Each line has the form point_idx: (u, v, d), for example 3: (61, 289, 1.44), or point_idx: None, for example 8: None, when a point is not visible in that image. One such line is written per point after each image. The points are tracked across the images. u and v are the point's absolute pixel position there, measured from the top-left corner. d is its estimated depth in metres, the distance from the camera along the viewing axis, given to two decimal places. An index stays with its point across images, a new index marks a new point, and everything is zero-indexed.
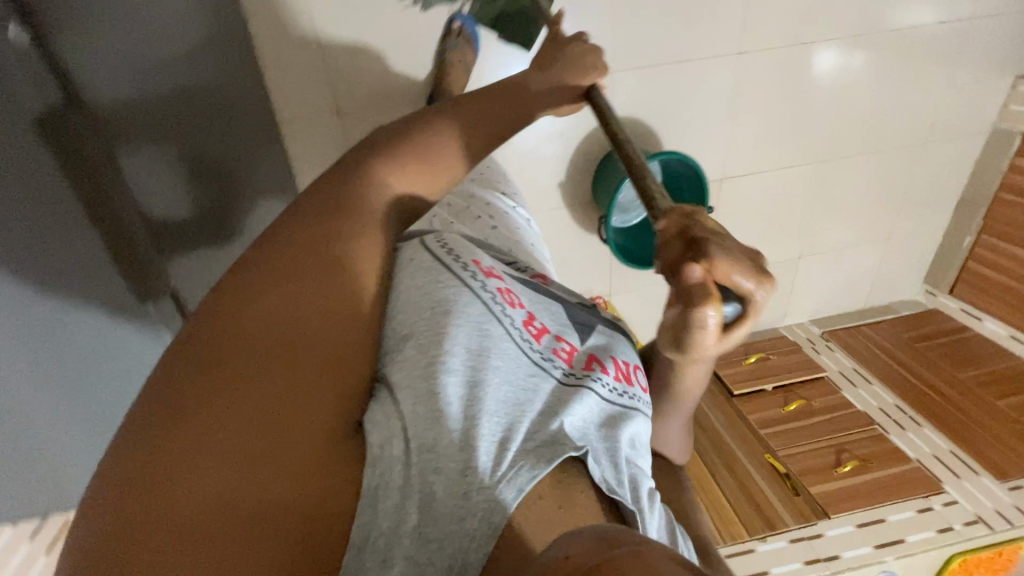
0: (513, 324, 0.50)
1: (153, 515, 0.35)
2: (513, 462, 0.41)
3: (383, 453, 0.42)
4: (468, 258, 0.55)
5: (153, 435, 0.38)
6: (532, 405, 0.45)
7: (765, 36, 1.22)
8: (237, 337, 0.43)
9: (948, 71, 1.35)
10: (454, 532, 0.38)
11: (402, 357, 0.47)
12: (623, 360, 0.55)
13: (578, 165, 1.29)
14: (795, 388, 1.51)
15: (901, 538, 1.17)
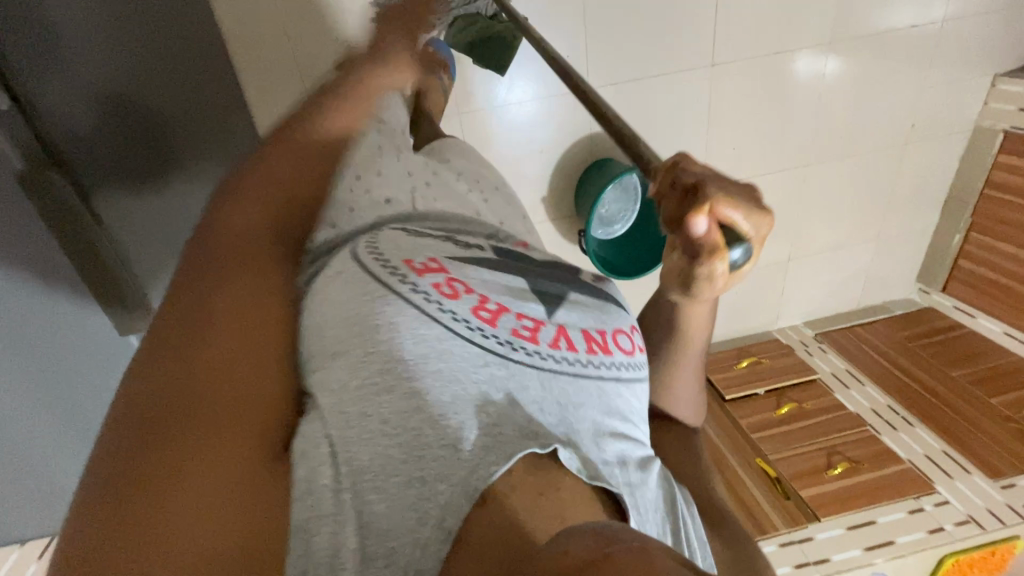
0: (457, 315, 0.45)
1: (110, 532, 0.32)
2: (461, 474, 0.39)
3: (312, 486, 0.38)
4: (398, 260, 0.49)
5: (115, 450, 0.36)
6: (485, 401, 0.43)
7: (738, 48, 1.25)
8: (184, 353, 0.42)
9: (923, 73, 1.37)
10: (404, 543, 0.37)
11: (328, 376, 0.43)
12: (597, 330, 0.51)
13: (560, 178, 1.33)
14: (787, 391, 1.51)
15: (891, 540, 1.18)
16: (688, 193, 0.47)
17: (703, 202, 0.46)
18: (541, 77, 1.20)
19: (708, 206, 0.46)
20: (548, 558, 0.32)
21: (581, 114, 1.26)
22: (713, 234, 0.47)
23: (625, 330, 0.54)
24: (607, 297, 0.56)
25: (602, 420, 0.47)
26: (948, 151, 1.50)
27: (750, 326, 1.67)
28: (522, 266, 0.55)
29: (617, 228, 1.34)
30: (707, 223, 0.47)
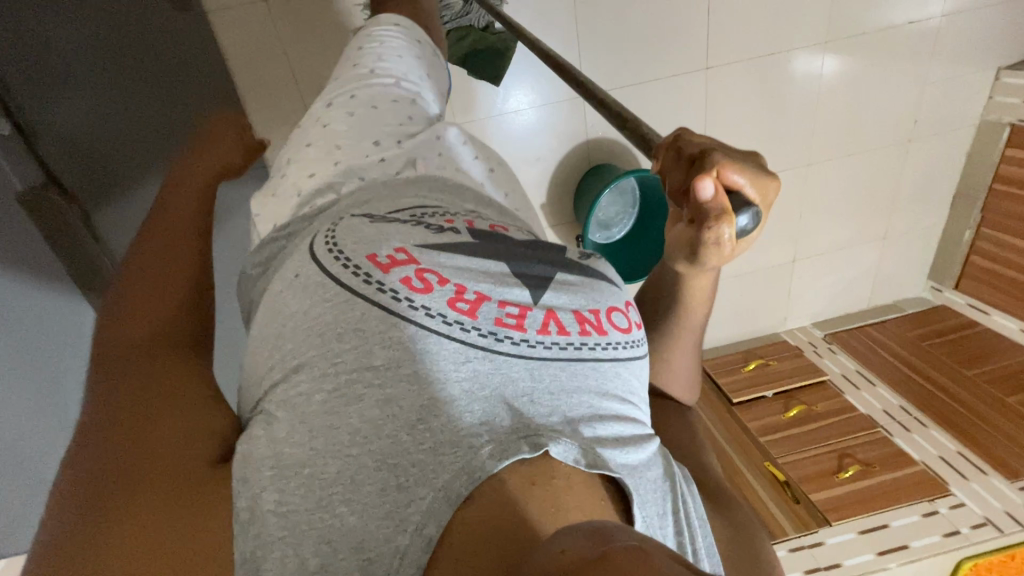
0: (431, 310, 0.42)
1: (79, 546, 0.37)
2: (444, 483, 0.36)
3: (257, 511, 0.37)
4: (361, 258, 0.45)
5: (78, 474, 0.40)
6: (468, 401, 0.39)
7: (732, 50, 1.25)
8: (112, 391, 0.44)
9: (923, 69, 1.36)
10: (383, 553, 0.34)
11: (291, 388, 0.41)
12: (590, 310, 0.47)
13: (558, 184, 1.33)
14: (796, 393, 1.49)
15: (905, 544, 1.16)
16: (693, 161, 0.48)
17: (708, 164, 0.46)
18: (539, 82, 1.21)
19: (714, 167, 0.46)
20: (546, 557, 0.30)
21: (577, 120, 1.27)
22: (721, 198, 0.46)
23: (621, 308, 0.50)
24: (598, 276, 0.51)
25: (601, 403, 0.43)
26: (954, 145, 1.48)
27: (756, 328, 1.65)
28: (503, 247, 0.49)
29: (620, 231, 1.34)
30: (714, 187, 0.46)
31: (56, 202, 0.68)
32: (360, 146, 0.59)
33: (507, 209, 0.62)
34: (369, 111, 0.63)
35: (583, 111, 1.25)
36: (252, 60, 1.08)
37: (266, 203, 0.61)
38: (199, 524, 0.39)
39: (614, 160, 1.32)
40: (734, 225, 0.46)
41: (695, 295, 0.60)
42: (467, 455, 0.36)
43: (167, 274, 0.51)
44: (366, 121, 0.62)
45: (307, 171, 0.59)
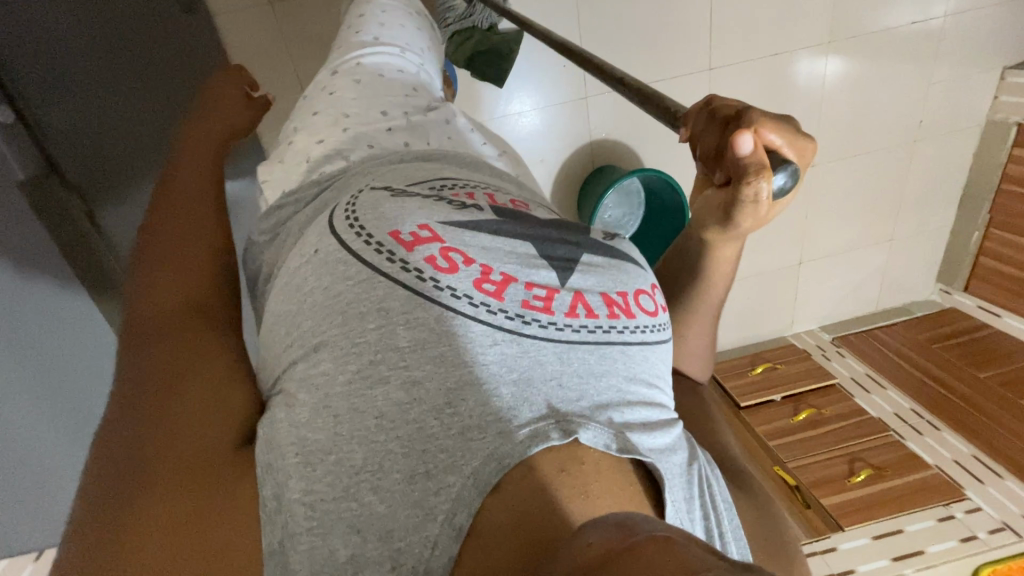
0: (457, 291, 0.41)
1: (102, 525, 0.37)
2: (473, 472, 0.35)
3: (283, 502, 0.36)
4: (383, 234, 0.44)
5: (100, 455, 0.40)
6: (499, 381, 0.38)
7: (735, 51, 1.25)
8: (132, 376, 0.44)
9: (927, 70, 1.35)
10: (412, 543, 0.34)
11: (313, 368, 0.40)
12: (618, 292, 0.47)
13: (562, 184, 1.33)
14: (806, 397, 1.46)
15: (920, 549, 1.13)
16: (727, 122, 0.48)
17: (746, 121, 0.46)
18: (542, 83, 1.21)
19: (752, 124, 0.46)
20: (570, 555, 0.29)
21: (581, 121, 1.26)
22: (761, 154, 0.45)
23: (647, 290, 0.49)
24: (624, 258, 0.51)
25: (630, 388, 0.42)
26: (961, 146, 1.47)
27: (763, 331, 1.64)
28: (529, 227, 0.49)
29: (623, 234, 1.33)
30: (754, 142, 0.45)
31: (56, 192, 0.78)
32: (368, 115, 0.60)
33: (526, 187, 0.61)
34: (375, 78, 0.65)
35: (587, 111, 1.25)
36: (259, 62, 1.10)
37: (274, 168, 0.60)
38: (218, 501, 0.38)
39: (618, 161, 1.31)
40: (775, 180, 0.45)
41: (715, 273, 0.60)
42: (497, 441, 0.36)
43: (183, 262, 0.52)
44: (372, 91, 0.63)
45: (316, 136, 0.58)
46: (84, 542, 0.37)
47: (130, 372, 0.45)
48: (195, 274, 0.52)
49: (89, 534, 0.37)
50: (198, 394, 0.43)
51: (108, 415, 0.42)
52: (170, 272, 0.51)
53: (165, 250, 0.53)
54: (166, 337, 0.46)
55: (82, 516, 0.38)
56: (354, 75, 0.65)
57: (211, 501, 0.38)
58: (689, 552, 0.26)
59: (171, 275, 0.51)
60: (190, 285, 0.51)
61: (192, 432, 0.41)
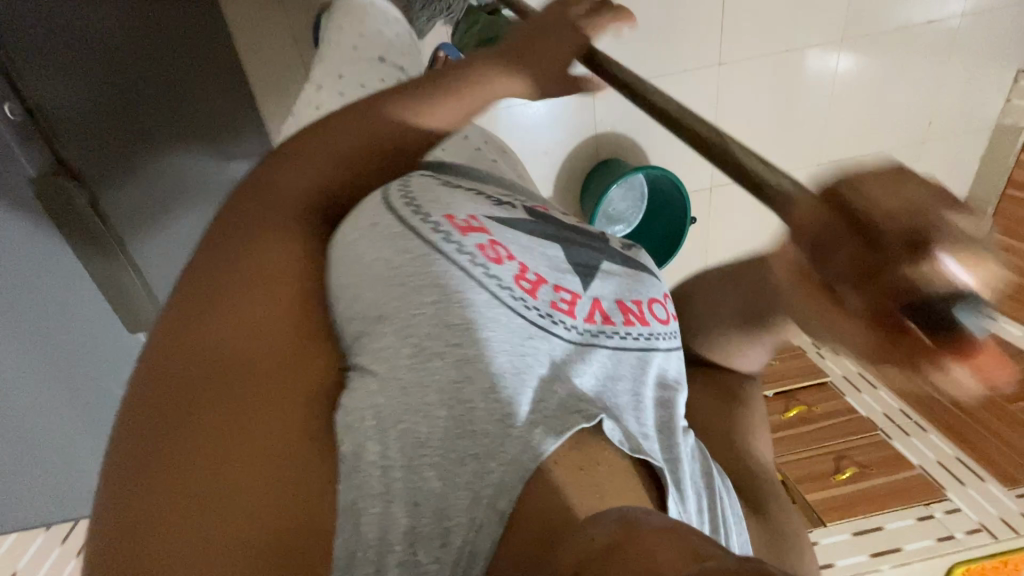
0: (501, 281, 0.48)
1: (150, 494, 0.36)
2: (522, 438, 0.40)
3: (360, 462, 0.39)
4: (440, 217, 0.52)
5: (150, 417, 0.39)
6: (534, 370, 0.44)
7: (746, 47, 1.23)
8: (178, 342, 0.43)
9: (941, 69, 1.33)
10: (460, 524, 0.38)
11: (375, 342, 0.45)
12: (634, 300, 0.53)
13: (567, 176, 1.33)
14: (797, 394, 1.50)
15: (899, 547, 1.17)
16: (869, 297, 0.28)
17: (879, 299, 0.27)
18: None
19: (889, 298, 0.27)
20: (577, 544, 0.32)
21: (589, 115, 1.26)
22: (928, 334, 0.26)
23: (661, 299, 0.55)
24: (643, 268, 0.57)
25: (639, 393, 0.49)
26: (969, 149, 1.45)
27: None
28: (551, 227, 0.57)
29: (626, 227, 1.33)
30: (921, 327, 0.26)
31: (67, 183, 0.68)
32: None
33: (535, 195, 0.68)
34: None
35: (595, 104, 1.25)
36: None
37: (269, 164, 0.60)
38: (266, 484, 0.37)
39: (623, 156, 1.31)
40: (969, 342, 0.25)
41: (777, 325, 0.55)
42: (529, 429, 0.40)
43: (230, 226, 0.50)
44: None
45: None
46: (123, 519, 0.35)
47: (172, 334, 0.43)
48: (239, 236, 0.50)
49: (135, 513, 0.35)
50: (250, 366, 0.42)
51: (149, 381, 0.41)
52: (221, 232, 0.50)
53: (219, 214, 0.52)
54: (209, 300, 0.45)
55: (119, 486, 0.37)
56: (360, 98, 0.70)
57: (263, 484, 0.37)
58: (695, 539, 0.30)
59: (216, 235, 0.50)
60: (238, 248, 0.49)
61: (249, 409, 0.39)
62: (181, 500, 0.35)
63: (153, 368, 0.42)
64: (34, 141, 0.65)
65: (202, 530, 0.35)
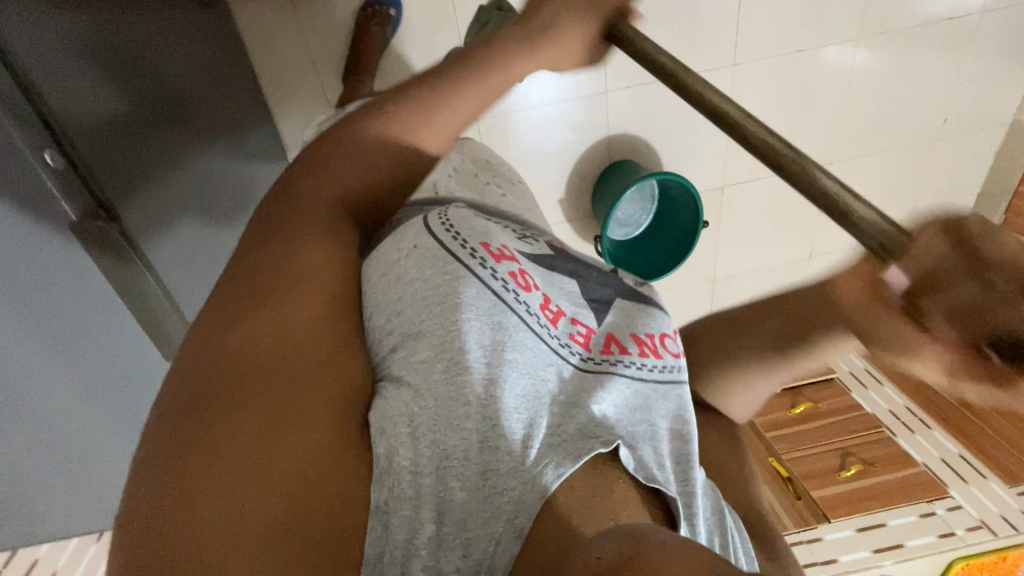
0: (530, 308, 0.55)
1: (197, 465, 0.39)
2: (538, 458, 0.45)
3: (392, 464, 0.43)
4: (476, 243, 0.58)
5: (205, 397, 0.43)
6: (550, 394, 0.51)
7: (760, 47, 1.22)
8: (228, 333, 0.47)
9: (958, 66, 1.31)
10: (479, 537, 0.42)
11: (411, 356, 0.50)
12: (647, 334, 0.59)
13: (578, 181, 1.33)
14: (803, 390, 1.53)
15: (900, 542, 1.18)
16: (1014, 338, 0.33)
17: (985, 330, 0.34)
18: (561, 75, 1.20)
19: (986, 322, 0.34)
20: (582, 564, 0.35)
21: (600, 116, 1.25)
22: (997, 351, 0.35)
23: (671, 333, 0.61)
24: (654, 305, 0.63)
25: (657, 433, 0.54)
26: (985, 144, 1.44)
27: None
28: (569, 261, 0.64)
29: (637, 228, 1.35)
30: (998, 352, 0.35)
31: (102, 223, 0.67)
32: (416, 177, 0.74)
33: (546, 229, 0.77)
34: None
35: (607, 106, 1.24)
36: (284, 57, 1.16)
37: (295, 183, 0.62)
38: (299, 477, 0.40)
39: (636, 158, 1.31)
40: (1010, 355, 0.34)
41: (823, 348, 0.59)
42: (551, 450, 0.46)
43: (277, 237, 0.56)
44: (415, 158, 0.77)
45: None
46: (168, 482, 0.38)
47: (224, 323, 0.48)
48: (285, 246, 0.55)
49: (179, 482, 0.38)
50: (298, 370, 0.46)
51: (202, 363, 0.45)
52: (267, 241, 0.55)
53: (268, 224, 0.58)
54: (258, 303, 0.49)
55: (166, 451, 0.40)
56: None
57: (296, 476, 0.40)
58: (695, 557, 0.33)
59: (261, 246, 0.55)
60: (288, 256, 0.54)
61: (294, 407, 0.44)
62: (224, 478, 0.38)
63: (206, 355, 0.46)
64: (73, 187, 0.65)
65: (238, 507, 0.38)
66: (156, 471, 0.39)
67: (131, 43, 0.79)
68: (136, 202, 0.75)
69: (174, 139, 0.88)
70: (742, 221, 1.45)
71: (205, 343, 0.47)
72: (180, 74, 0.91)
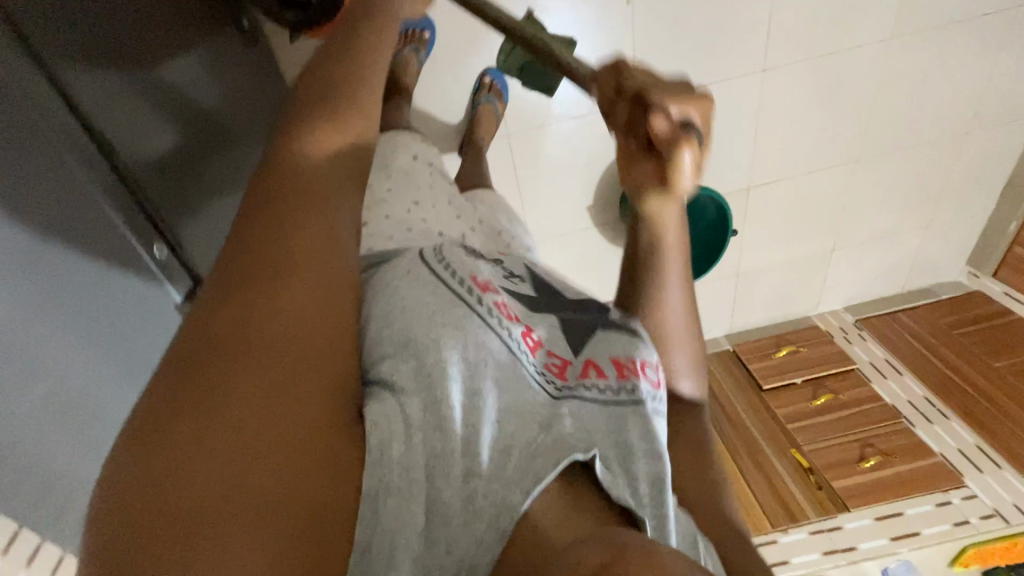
0: (511, 334, 0.52)
1: (190, 438, 0.33)
2: (519, 469, 0.43)
3: (384, 456, 0.40)
4: (465, 274, 0.55)
5: (201, 358, 0.37)
6: (532, 412, 0.47)
7: (790, 49, 1.21)
8: (232, 288, 0.40)
9: (992, 58, 1.28)
10: (462, 536, 0.40)
11: (398, 364, 0.46)
12: (629, 357, 0.54)
13: (605, 187, 1.34)
14: (824, 381, 1.59)
15: (917, 531, 1.29)
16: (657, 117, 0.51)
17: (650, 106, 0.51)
18: None
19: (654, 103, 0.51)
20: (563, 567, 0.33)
21: None
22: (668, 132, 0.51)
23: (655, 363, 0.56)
24: (638, 332, 0.59)
25: (629, 460, 0.48)
26: (1015, 136, 1.42)
27: (789, 311, 1.71)
28: (550, 299, 0.61)
29: None
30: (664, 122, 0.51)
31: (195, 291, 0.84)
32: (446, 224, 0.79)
33: None
34: (446, 204, 0.83)
35: None
36: None
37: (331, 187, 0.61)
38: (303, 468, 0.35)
39: None
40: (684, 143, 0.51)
41: (665, 226, 0.64)
42: (529, 461, 0.44)
43: (296, 183, 0.46)
44: (443, 211, 0.81)
45: (387, 234, 0.72)
46: (147, 451, 0.33)
47: (230, 279, 0.41)
48: (296, 197, 0.46)
49: (164, 455, 0.32)
50: (310, 345, 0.40)
51: (201, 320, 0.39)
52: (278, 183, 0.46)
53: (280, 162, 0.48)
54: (258, 260, 0.42)
55: (154, 415, 0.34)
56: (432, 200, 0.82)
57: (302, 463, 0.35)
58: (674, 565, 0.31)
59: (281, 185, 0.46)
60: (295, 208, 0.45)
61: (297, 385, 0.38)
62: (219, 456, 0.33)
63: (205, 311, 0.40)
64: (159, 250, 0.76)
65: (230, 487, 0.32)
66: (140, 434, 0.34)
67: (174, 75, 0.83)
68: (183, 227, 0.82)
69: (214, 161, 0.91)
70: (766, 220, 1.48)
71: (209, 299, 0.40)
72: (219, 100, 0.94)
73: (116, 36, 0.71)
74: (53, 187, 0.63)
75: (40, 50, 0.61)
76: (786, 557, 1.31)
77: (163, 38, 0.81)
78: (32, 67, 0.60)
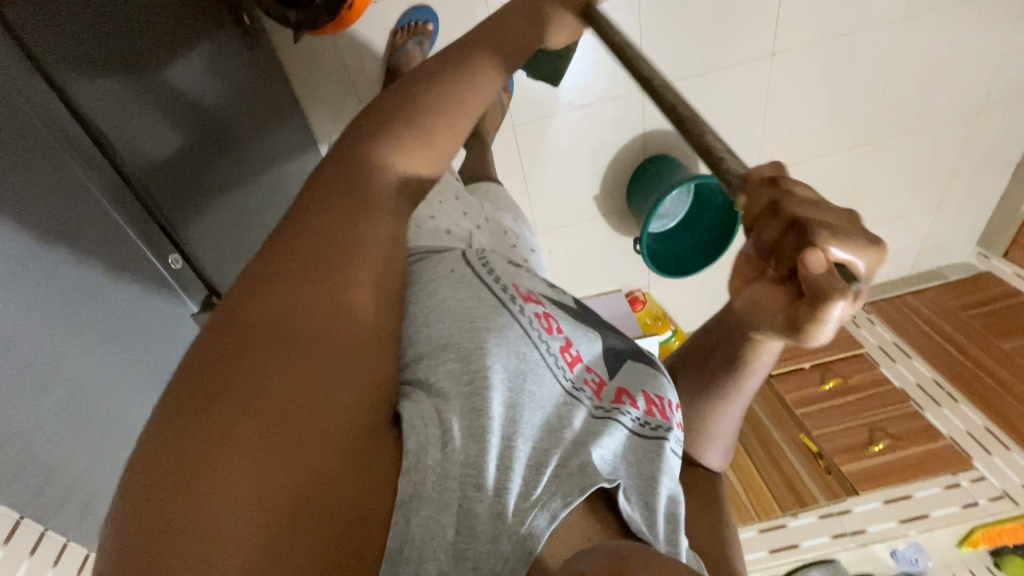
0: (550, 349, 0.52)
1: (219, 442, 0.31)
2: (547, 488, 0.42)
3: (420, 462, 0.39)
4: (508, 282, 0.55)
5: (226, 358, 0.35)
6: (566, 430, 0.47)
7: (799, 30, 1.18)
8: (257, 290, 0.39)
9: (1006, 35, 1.25)
10: (489, 551, 0.38)
11: (437, 366, 0.47)
12: (658, 394, 0.57)
13: (612, 177, 1.33)
14: (831, 365, 1.59)
15: (925, 513, 1.30)
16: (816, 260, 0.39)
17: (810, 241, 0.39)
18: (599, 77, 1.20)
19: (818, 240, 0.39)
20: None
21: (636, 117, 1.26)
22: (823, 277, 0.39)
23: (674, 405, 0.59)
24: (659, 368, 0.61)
25: (649, 490, 0.50)
26: None
27: None
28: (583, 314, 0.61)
29: (674, 219, 1.38)
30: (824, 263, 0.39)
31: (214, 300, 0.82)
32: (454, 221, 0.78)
33: None
34: (455, 202, 0.83)
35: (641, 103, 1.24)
36: (320, 77, 1.19)
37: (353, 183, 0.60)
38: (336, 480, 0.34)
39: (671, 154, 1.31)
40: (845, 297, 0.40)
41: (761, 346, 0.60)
42: (558, 482, 0.43)
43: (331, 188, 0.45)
44: (450, 209, 0.81)
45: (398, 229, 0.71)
46: (170, 458, 0.31)
47: (253, 281, 0.40)
48: (330, 203, 0.45)
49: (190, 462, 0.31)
50: (343, 352, 0.38)
51: (226, 320, 0.37)
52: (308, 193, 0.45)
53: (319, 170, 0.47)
54: (285, 266, 0.40)
55: (178, 418, 0.33)
56: (440, 197, 0.81)
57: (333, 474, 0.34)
58: None
59: (321, 199, 0.45)
60: (325, 213, 0.44)
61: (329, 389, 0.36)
62: (251, 462, 0.31)
63: (230, 310, 0.38)
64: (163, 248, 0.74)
65: (260, 495, 0.31)
66: (164, 437, 0.32)
67: (173, 76, 0.81)
68: (191, 226, 0.79)
69: (220, 161, 0.90)
70: None
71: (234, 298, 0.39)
72: (221, 99, 0.93)
73: (114, 38, 0.70)
74: (61, 192, 0.62)
75: (45, 65, 0.60)
76: (794, 541, 1.33)
77: (163, 37, 0.80)
78: (36, 76, 0.60)
